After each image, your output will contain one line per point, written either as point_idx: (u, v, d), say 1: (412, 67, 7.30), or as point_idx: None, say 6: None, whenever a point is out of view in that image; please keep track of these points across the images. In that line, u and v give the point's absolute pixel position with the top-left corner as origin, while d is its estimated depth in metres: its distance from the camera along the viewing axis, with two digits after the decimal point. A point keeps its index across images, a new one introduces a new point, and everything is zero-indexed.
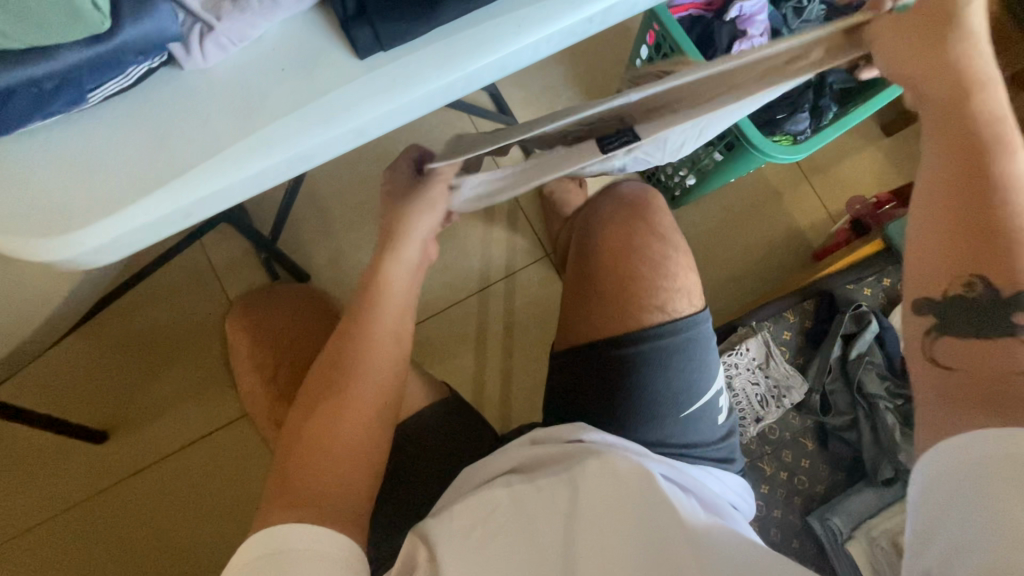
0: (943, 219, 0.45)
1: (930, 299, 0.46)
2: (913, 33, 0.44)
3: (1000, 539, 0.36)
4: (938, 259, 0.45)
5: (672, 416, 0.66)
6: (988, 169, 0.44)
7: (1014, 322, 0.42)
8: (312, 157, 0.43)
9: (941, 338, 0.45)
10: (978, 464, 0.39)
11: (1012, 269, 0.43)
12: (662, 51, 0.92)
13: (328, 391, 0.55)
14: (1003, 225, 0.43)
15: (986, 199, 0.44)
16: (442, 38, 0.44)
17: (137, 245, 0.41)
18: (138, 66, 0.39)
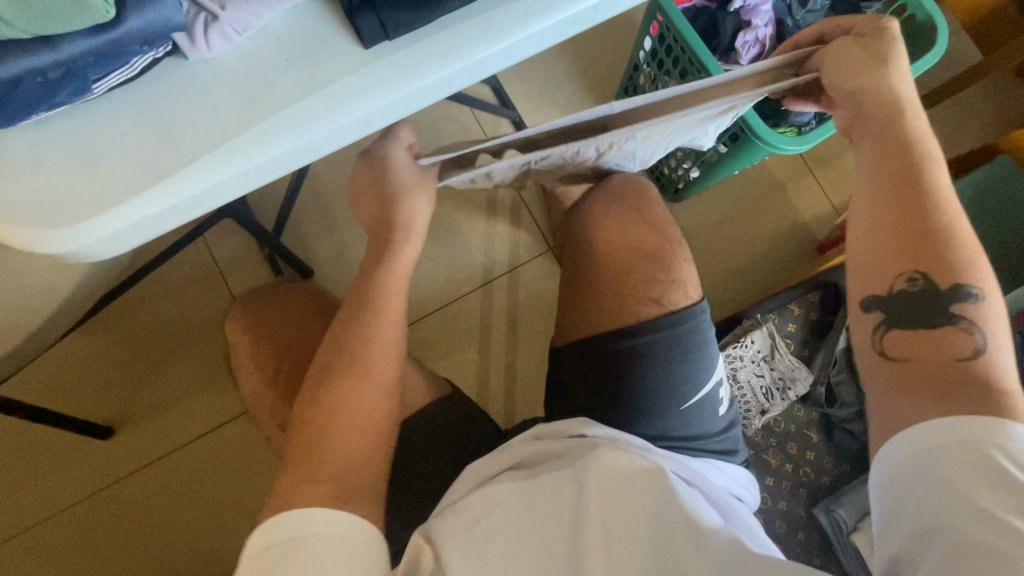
0: (884, 221, 0.49)
1: (878, 295, 0.48)
2: (853, 56, 0.50)
3: (963, 516, 0.39)
4: (881, 257, 0.49)
5: (673, 409, 0.65)
6: (918, 178, 0.49)
7: (953, 313, 0.46)
8: (317, 149, 0.43)
9: (889, 332, 0.47)
10: (942, 449, 0.42)
11: (944, 266, 0.47)
12: (666, 42, 0.91)
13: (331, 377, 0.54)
14: (932, 229, 0.48)
15: (918, 203, 0.48)
16: (447, 27, 0.44)
17: (144, 237, 0.41)
18: (143, 56, 0.39)
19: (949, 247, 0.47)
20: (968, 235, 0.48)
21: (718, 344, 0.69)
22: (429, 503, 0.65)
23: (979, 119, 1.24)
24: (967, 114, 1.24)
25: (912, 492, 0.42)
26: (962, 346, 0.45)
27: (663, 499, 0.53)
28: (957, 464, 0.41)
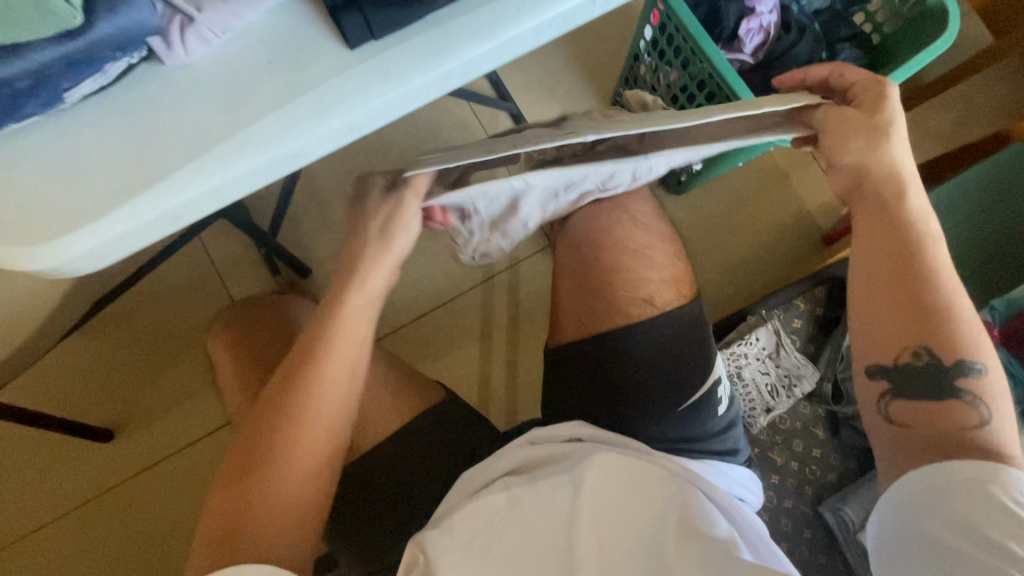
0: (885, 296, 0.51)
1: (883, 367, 0.51)
2: (848, 122, 0.51)
3: (966, 544, 0.43)
4: (888, 334, 0.51)
5: (669, 412, 0.63)
6: (919, 254, 0.51)
7: (959, 387, 0.49)
8: (303, 155, 0.41)
9: (895, 401, 0.50)
10: (943, 485, 0.45)
11: (946, 342, 0.49)
12: (667, 32, 0.88)
13: (269, 440, 0.52)
14: (936, 305, 0.50)
15: (922, 283, 0.50)
16: (437, 25, 0.42)
17: (126, 251, 0.40)
18: (116, 62, 0.37)
19: (953, 324, 0.50)
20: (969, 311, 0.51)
21: (713, 342, 0.67)
22: (430, 506, 0.65)
23: (989, 104, 1.21)
24: (977, 99, 1.21)
25: (913, 522, 0.46)
26: (966, 418, 0.48)
27: (662, 505, 0.52)
28: (966, 498, 0.44)
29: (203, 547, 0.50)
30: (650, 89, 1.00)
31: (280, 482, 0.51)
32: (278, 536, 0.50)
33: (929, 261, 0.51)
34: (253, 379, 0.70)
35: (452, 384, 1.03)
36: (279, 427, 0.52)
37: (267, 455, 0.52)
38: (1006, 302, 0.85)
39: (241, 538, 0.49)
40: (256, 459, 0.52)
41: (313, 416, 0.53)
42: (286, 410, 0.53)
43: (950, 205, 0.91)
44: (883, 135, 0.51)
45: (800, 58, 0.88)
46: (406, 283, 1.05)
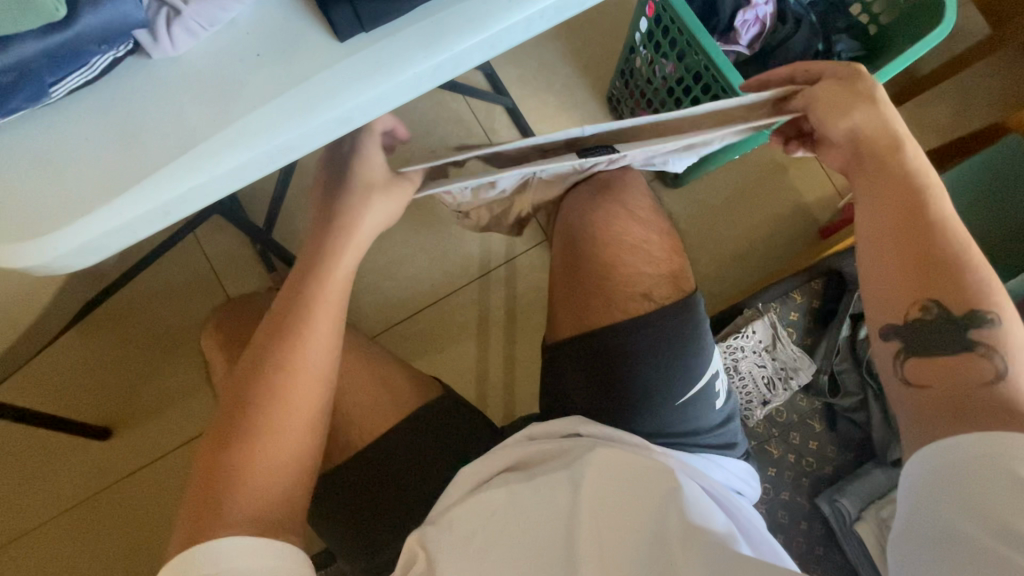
0: (892, 252, 0.51)
1: (892, 323, 0.50)
2: (839, 90, 0.52)
3: (984, 528, 0.39)
4: (892, 288, 0.50)
5: (666, 405, 0.63)
6: (922, 209, 0.50)
7: (970, 338, 0.46)
8: (294, 149, 0.41)
9: (908, 358, 0.48)
10: (964, 463, 0.41)
11: (960, 293, 0.47)
12: (663, 23, 0.88)
13: (260, 389, 0.53)
14: (944, 257, 0.49)
15: (925, 235, 0.50)
16: (427, 16, 0.41)
17: (117, 248, 0.40)
18: (102, 56, 0.37)
19: (964, 275, 0.48)
20: (982, 263, 0.49)
21: (711, 336, 0.67)
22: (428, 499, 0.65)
23: (987, 95, 1.21)
24: (975, 90, 1.21)
25: (930, 501, 0.42)
26: (982, 370, 0.45)
27: (662, 499, 0.52)
28: (987, 476, 0.40)
29: (189, 511, 0.49)
30: (645, 82, 0.99)
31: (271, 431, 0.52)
32: (269, 489, 0.50)
33: (931, 214, 0.50)
34: None
35: (450, 379, 1.03)
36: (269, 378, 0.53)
37: (260, 408, 0.52)
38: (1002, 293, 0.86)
39: (235, 489, 0.49)
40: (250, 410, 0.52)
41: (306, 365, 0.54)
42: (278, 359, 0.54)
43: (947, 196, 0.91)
44: (874, 104, 0.52)
45: (796, 49, 0.87)
46: (403, 278, 1.05)
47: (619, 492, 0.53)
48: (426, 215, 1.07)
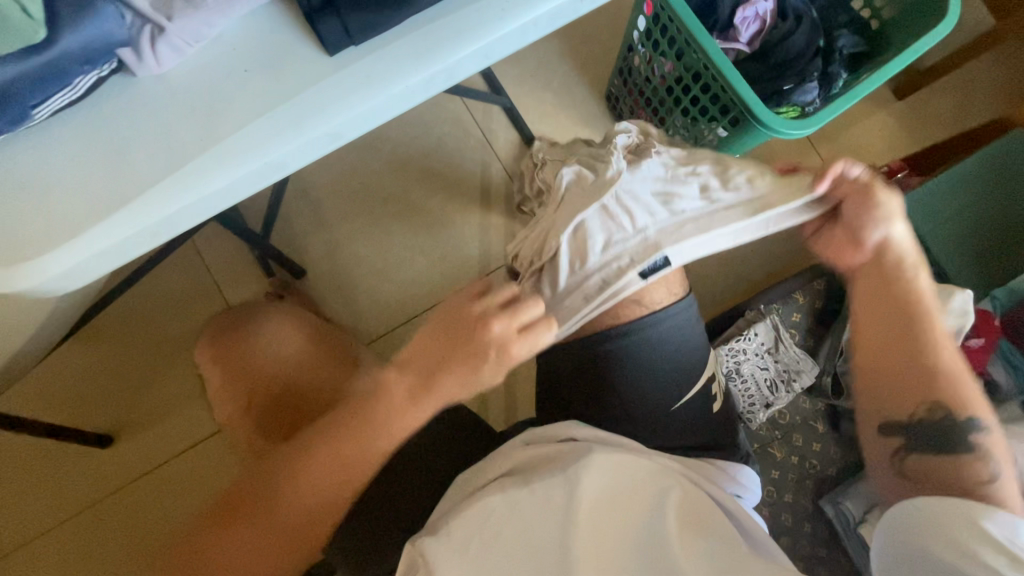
0: (896, 361, 0.56)
1: (895, 423, 0.55)
2: (868, 202, 0.56)
3: (951, 555, 0.44)
4: (896, 394, 0.55)
5: (665, 411, 0.63)
6: (922, 321, 0.55)
7: (969, 443, 0.53)
8: (284, 165, 0.40)
9: (911, 455, 0.54)
10: (924, 510, 0.48)
11: (960, 402, 0.53)
12: (661, 21, 0.86)
13: (279, 476, 0.49)
14: (940, 368, 0.55)
15: (922, 347, 0.55)
16: (417, 28, 0.40)
17: (107, 269, 0.39)
18: (86, 76, 0.36)
19: (958, 384, 0.54)
20: (966, 368, 0.56)
21: (708, 338, 0.67)
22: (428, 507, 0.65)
23: (991, 87, 1.19)
24: (979, 81, 1.19)
25: (902, 543, 0.47)
26: (980, 472, 0.51)
27: (658, 500, 0.52)
28: (952, 517, 0.46)
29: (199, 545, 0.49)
30: (644, 80, 0.98)
31: (276, 526, 0.49)
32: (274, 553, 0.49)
33: (932, 332, 0.55)
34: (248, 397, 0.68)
35: None
36: (294, 475, 0.49)
37: (270, 500, 0.49)
38: (1007, 291, 0.86)
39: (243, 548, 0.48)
40: (258, 497, 0.49)
41: (342, 477, 0.49)
42: (311, 461, 0.49)
43: (955, 191, 0.89)
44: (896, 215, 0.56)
45: (797, 45, 0.86)
46: (403, 282, 1.05)
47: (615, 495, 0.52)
48: (426, 218, 1.07)
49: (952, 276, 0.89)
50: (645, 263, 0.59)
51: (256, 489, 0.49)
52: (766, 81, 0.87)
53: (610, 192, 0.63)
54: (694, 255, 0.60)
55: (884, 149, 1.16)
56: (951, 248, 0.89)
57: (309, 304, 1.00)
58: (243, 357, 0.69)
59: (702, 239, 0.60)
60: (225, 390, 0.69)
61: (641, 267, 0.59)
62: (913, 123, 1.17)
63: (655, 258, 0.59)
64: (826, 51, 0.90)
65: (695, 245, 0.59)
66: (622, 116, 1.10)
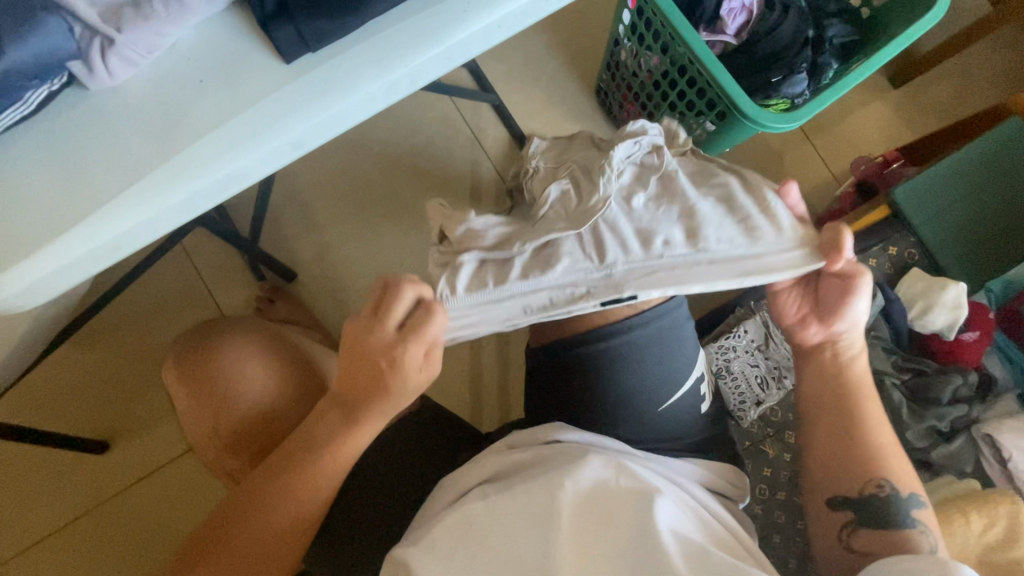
0: (851, 440, 0.58)
1: (845, 498, 0.57)
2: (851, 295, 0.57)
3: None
4: (841, 470, 0.58)
5: (649, 412, 0.62)
6: (868, 402, 0.59)
7: (911, 517, 0.55)
8: (247, 176, 0.39)
9: (858, 531, 0.56)
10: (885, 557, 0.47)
11: (900, 478, 0.57)
12: (645, 15, 0.85)
13: (244, 505, 0.52)
14: (883, 447, 0.58)
15: (869, 426, 0.58)
16: (377, 33, 0.40)
17: (71, 284, 0.39)
18: (36, 91, 0.36)
19: (899, 462, 0.58)
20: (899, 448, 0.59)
21: (696, 339, 0.66)
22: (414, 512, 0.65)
23: (989, 74, 1.17)
24: (977, 66, 1.17)
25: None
26: (921, 545, 0.54)
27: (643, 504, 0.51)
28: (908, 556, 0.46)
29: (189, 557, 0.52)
30: (631, 75, 0.97)
31: (248, 544, 0.52)
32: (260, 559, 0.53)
33: (869, 413, 0.59)
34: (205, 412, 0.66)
35: (443, 386, 1.01)
36: (256, 500, 0.52)
37: (241, 525, 0.52)
38: (1002, 283, 0.85)
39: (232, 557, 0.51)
40: (228, 524, 0.52)
41: (302, 498, 0.53)
42: (273, 487, 0.52)
43: (950, 182, 0.87)
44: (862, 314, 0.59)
45: (785, 38, 0.84)
46: None
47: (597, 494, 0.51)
48: (416, 218, 1.06)
49: (947, 268, 0.87)
50: (607, 298, 0.54)
51: (225, 515, 0.53)
52: (754, 74, 0.86)
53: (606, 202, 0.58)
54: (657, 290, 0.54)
55: (881, 139, 1.14)
56: (947, 240, 0.87)
57: (299, 307, 0.99)
58: (203, 385, 0.65)
59: (667, 276, 0.55)
60: (191, 417, 0.66)
61: (603, 299, 0.54)
62: (910, 111, 1.15)
63: (619, 294, 0.54)
64: (815, 41, 0.88)
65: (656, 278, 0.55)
66: (613, 111, 1.09)
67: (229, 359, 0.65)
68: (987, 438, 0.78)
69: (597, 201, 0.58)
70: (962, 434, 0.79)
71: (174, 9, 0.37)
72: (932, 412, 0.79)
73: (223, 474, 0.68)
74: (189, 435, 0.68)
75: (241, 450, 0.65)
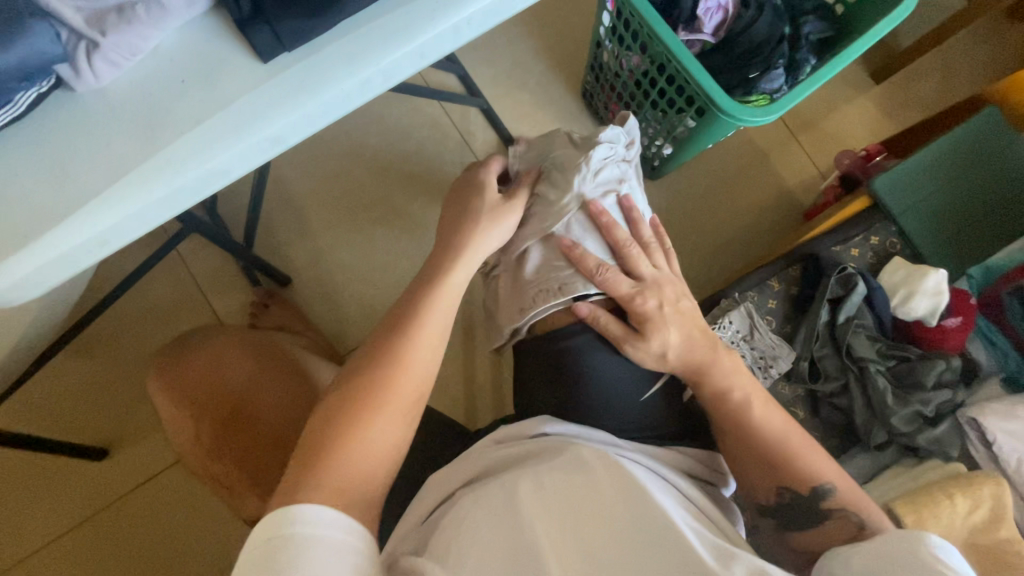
0: (743, 455, 0.59)
1: (765, 507, 0.59)
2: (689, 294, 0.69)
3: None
4: (753, 484, 0.59)
5: (631, 400, 0.63)
6: (748, 416, 0.59)
7: (824, 511, 0.56)
8: (229, 172, 0.41)
9: (788, 533, 0.59)
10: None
11: (800, 479, 0.56)
12: (623, 17, 0.87)
13: (353, 410, 0.49)
14: (776, 452, 0.57)
15: (752, 441, 0.58)
16: (349, 32, 0.42)
17: (60, 278, 0.41)
18: (25, 93, 0.38)
19: (797, 459, 0.57)
20: (803, 443, 0.58)
21: None
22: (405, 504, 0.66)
23: (967, 67, 1.19)
24: (957, 61, 1.19)
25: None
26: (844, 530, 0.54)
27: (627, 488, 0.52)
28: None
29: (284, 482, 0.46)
30: (613, 76, 0.99)
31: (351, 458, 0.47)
32: (365, 478, 0.47)
33: (750, 421, 0.58)
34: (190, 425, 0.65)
35: (436, 386, 1.02)
36: (362, 404, 0.50)
37: (353, 430, 0.48)
38: (982, 270, 0.86)
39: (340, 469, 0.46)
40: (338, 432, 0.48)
41: (400, 401, 0.51)
42: (375, 390, 0.51)
43: (927, 171, 0.89)
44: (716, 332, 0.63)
45: (760, 34, 0.86)
46: (387, 285, 1.06)
47: (582, 486, 0.52)
48: (408, 221, 1.08)
49: (927, 256, 0.88)
50: (576, 292, 0.62)
51: (332, 424, 0.48)
52: (731, 70, 0.88)
53: (578, 207, 0.64)
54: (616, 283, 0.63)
55: (864, 133, 1.16)
56: (927, 229, 0.89)
57: (293, 311, 1.00)
58: (182, 381, 0.67)
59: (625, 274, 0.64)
60: (175, 425, 0.66)
61: (572, 295, 0.62)
62: (893, 106, 1.17)
63: (586, 288, 0.62)
64: (792, 38, 0.90)
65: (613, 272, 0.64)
66: (599, 112, 1.11)
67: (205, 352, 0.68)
68: (972, 422, 0.79)
69: (570, 204, 0.64)
70: (946, 419, 0.80)
71: (156, 13, 0.39)
72: (916, 397, 0.80)
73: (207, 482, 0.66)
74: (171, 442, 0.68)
75: (226, 451, 0.65)
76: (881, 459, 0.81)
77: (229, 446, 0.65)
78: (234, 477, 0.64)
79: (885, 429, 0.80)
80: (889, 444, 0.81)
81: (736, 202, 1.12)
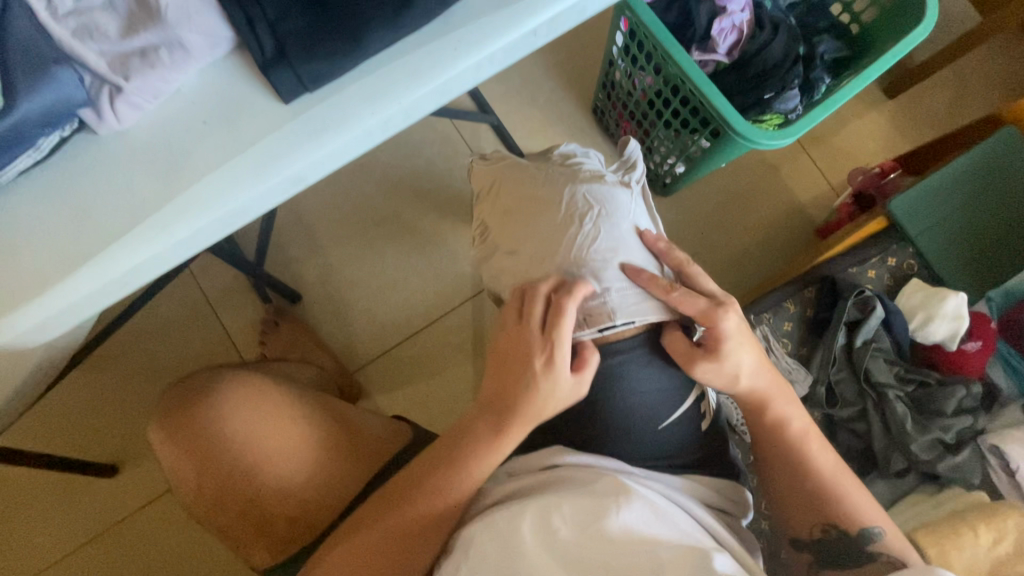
0: (793, 486, 0.59)
1: (802, 540, 0.59)
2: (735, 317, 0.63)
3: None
4: (795, 517, 0.59)
5: (650, 431, 0.61)
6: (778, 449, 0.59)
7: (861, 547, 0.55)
8: (247, 213, 0.44)
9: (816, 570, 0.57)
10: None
11: (847, 515, 0.56)
12: (637, 37, 0.86)
13: (412, 487, 0.56)
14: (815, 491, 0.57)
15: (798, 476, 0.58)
16: (370, 72, 0.44)
17: (82, 314, 0.43)
18: (49, 136, 0.41)
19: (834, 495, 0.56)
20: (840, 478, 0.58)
21: (705, 429, 0.65)
22: None
23: (982, 83, 1.18)
24: (970, 75, 1.18)
25: None
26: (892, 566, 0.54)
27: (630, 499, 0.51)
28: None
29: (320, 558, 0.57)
30: (626, 94, 0.98)
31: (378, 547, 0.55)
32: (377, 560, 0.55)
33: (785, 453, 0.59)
34: (197, 472, 0.62)
35: (447, 405, 1.02)
36: (412, 490, 0.56)
37: (390, 514, 0.56)
38: (1003, 293, 0.84)
39: (362, 546, 0.55)
40: (381, 512, 0.56)
41: (454, 480, 0.56)
42: (433, 473, 0.56)
43: (946, 191, 0.88)
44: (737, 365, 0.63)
45: (775, 55, 0.86)
46: (397, 302, 1.05)
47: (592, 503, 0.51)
48: (417, 238, 1.07)
49: (946, 278, 0.87)
50: (604, 324, 0.61)
51: (379, 507, 0.57)
52: (748, 90, 0.87)
53: (590, 245, 0.63)
54: (644, 318, 0.61)
55: (876, 149, 1.15)
56: (947, 250, 0.87)
57: (304, 329, 1.00)
58: (213, 454, 0.61)
59: (649, 308, 0.62)
60: (178, 468, 0.62)
61: (600, 326, 0.60)
62: (906, 122, 1.16)
63: (613, 320, 0.61)
64: (807, 58, 0.89)
65: (631, 302, 0.61)
66: (610, 129, 1.11)
67: (270, 419, 0.64)
68: (993, 449, 0.77)
69: (584, 241, 0.63)
70: (967, 446, 0.78)
71: (178, 56, 0.42)
72: (936, 423, 0.78)
73: (210, 529, 0.65)
74: (172, 483, 0.64)
75: (242, 532, 0.63)
76: (902, 486, 0.79)
77: (247, 524, 0.63)
78: (239, 529, 0.63)
79: (905, 456, 0.78)
80: (909, 471, 0.79)
81: (749, 219, 1.11)
